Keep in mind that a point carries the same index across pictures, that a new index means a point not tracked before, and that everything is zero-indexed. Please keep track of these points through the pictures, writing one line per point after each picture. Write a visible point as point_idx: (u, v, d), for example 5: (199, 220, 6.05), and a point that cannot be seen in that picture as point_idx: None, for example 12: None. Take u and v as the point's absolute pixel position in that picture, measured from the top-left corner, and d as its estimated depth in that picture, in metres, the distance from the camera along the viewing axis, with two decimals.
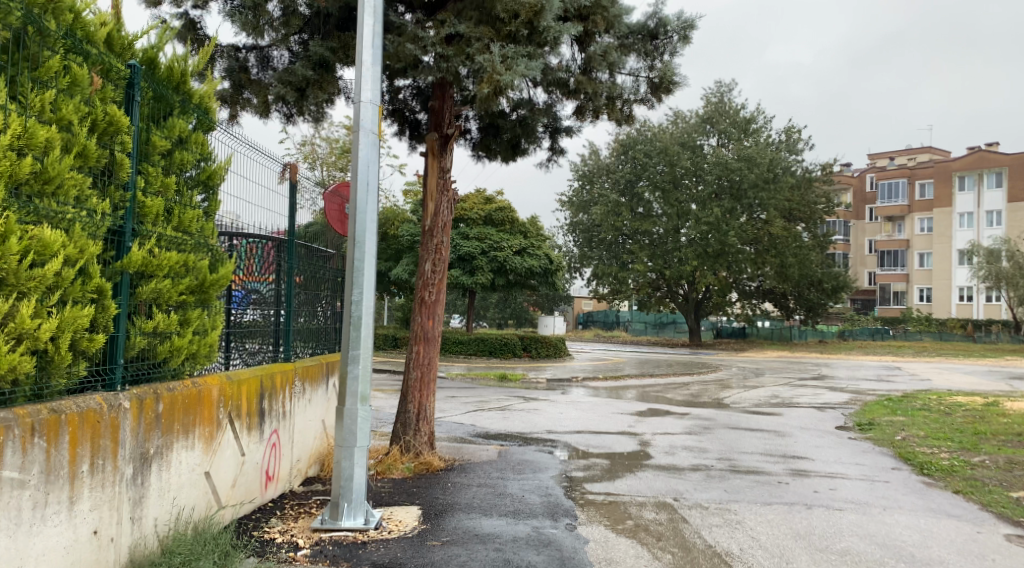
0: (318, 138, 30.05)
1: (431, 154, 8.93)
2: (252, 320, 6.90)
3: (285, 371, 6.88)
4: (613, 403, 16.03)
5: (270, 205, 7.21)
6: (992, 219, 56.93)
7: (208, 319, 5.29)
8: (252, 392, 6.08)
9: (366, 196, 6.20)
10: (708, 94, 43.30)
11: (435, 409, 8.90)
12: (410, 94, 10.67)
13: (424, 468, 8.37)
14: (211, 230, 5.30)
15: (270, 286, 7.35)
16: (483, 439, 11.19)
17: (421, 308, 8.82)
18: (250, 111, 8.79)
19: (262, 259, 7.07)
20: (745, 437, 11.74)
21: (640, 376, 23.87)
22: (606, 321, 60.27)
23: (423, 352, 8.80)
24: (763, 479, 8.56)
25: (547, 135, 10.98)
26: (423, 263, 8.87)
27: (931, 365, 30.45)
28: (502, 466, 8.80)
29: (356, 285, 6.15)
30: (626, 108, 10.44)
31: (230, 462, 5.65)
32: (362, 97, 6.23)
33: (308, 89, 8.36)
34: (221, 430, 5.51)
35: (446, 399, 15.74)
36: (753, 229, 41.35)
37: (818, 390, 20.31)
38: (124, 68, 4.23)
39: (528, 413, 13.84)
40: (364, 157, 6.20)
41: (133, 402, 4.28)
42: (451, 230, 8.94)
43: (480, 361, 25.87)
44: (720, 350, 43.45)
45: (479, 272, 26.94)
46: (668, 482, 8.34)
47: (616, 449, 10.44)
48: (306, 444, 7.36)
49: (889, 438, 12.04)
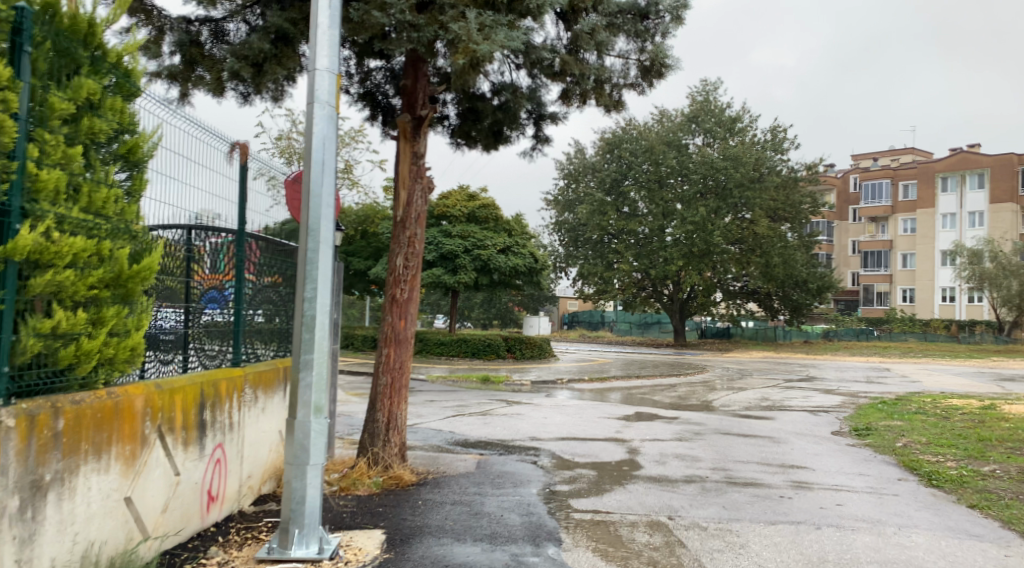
0: (296, 133, 29.14)
1: (402, 137, 8.14)
2: (195, 322, 6.15)
3: (232, 377, 6.09)
4: (599, 407, 15.30)
5: (224, 195, 6.51)
6: (974, 220, 57.05)
7: (132, 317, 4.52)
8: (188, 402, 5.31)
9: (320, 175, 5.45)
10: (694, 93, 42.84)
11: (406, 417, 8.12)
12: (383, 76, 9.89)
13: (393, 483, 7.61)
14: (135, 213, 4.54)
15: (225, 286, 6.60)
16: (460, 448, 10.43)
17: (392, 307, 8.04)
18: (203, 89, 7.92)
19: (213, 259, 6.41)
20: (738, 444, 11.05)
21: (626, 377, 23.19)
22: (590, 322, 59.64)
23: (393, 356, 8.02)
24: (764, 493, 7.85)
25: (531, 122, 10.25)
26: (394, 259, 8.08)
27: (919, 367, 29.92)
28: (480, 479, 8.04)
29: (309, 279, 5.39)
30: (615, 93, 9.74)
31: (159, 484, 4.89)
32: (318, 65, 5.47)
33: (266, 64, 7.58)
34: (148, 448, 4.75)
35: (424, 403, 14.96)
36: (737, 229, 40.92)
37: (809, 392, 19.70)
38: (6, 10, 3.65)
39: (510, 418, 13.09)
40: (318, 131, 5.44)
41: (19, 420, 3.66)
42: (425, 222, 8.16)
43: (462, 363, 25.10)
44: (705, 351, 42.83)
45: (462, 272, 26.12)
46: (662, 497, 7.61)
47: (604, 458, 9.71)
48: (258, 459, 6.58)
49: (890, 445, 11.37)
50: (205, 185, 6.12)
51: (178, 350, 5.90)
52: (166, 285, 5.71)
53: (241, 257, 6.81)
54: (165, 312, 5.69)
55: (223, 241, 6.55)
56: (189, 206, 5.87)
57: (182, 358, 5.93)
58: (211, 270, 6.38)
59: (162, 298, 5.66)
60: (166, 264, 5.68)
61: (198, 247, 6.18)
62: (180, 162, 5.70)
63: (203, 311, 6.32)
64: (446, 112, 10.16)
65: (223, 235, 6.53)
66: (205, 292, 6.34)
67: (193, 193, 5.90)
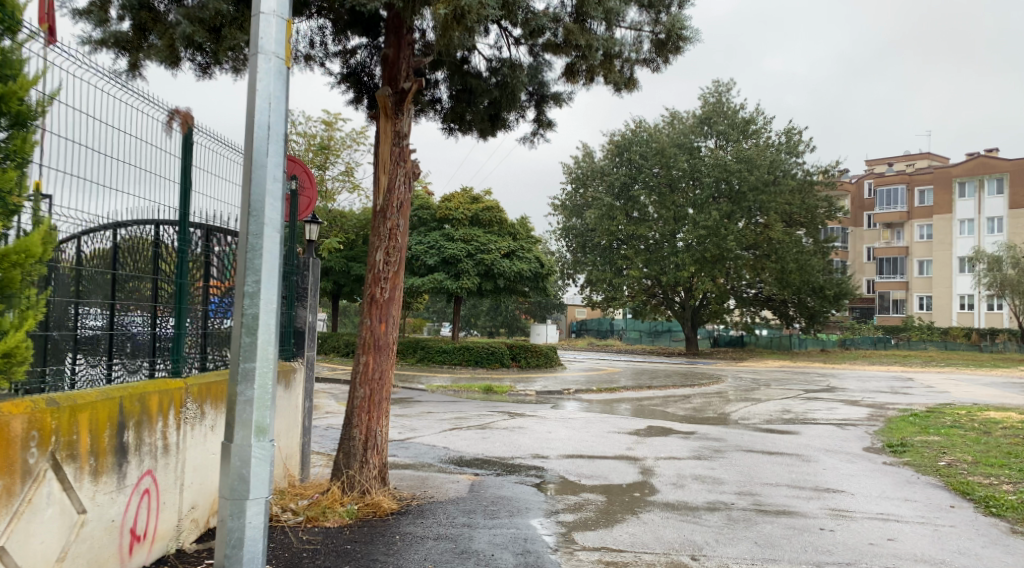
0: (295, 135, 28.34)
1: (382, 115, 7.14)
2: (142, 324, 5.44)
3: (165, 390, 5.08)
4: (608, 420, 14.21)
5: (160, 174, 5.57)
6: (993, 225, 55.78)
7: (10, 315, 3.57)
8: (101, 422, 4.30)
9: (266, 142, 4.45)
10: (706, 94, 41.95)
11: (386, 436, 7.10)
12: (367, 53, 8.96)
13: (371, 512, 6.62)
14: (11, 179, 3.57)
15: (165, 282, 5.69)
16: (453, 467, 9.38)
17: (371, 309, 7.04)
18: (156, 60, 6.98)
19: (155, 256, 5.54)
20: (763, 463, 9.96)
21: (637, 387, 22.10)
22: (600, 330, 58.47)
23: (372, 364, 7.00)
24: (800, 525, 6.78)
25: (532, 104, 9.27)
26: (373, 253, 7.08)
27: (943, 376, 28.64)
28: (471, 507, 7.01)
29: (252, 270, 4.39)
30: (626, 70, 8.73)
31: (51, 527, 3.86)
32: (263, 8, 4.46)
33: (224, 29, 6.65)
34: (37, 481, 3.75)
35: (419, 415, 13.90)
36: (752, 234, 39.82)
37: (833, 404, 18.55)
38: None
39: (512, 432, 12.01)
40: (264, 89, 4.45)
41: None
42: (409, 212, 7.16)
43: (464, 372, 24.04)
44: (719, 359, 41.61)
45: (465, 277, 25.10)
46: (682, 530, 6.55)
47: (614, 480, 8.65)
48: (204, 486, 5.59)
49: (932, 464, 10.24)
50: (156, 167, 5.42)
51: (106, 355, 5.07)
52: (133, 288, 5.30)
53: (186, 251, 5.95)
54: (136, 314, 5.35)
55: (165, 233, 5.68)
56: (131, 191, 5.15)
57: (149, 364, 5.53)
58: (147, 263, 5.47)
59: (129, 300, 5.24)
60: (128, 262, 5.23)
61: (163, 243, 5.63)
62: (109, 135, 4.88)
63: (139, 313, 5.40)
64: (438, 94, 9.19)
65: (165, 225, 5.66)
66: (143, 289, 5.44)
67: (147, 176, 5.30)
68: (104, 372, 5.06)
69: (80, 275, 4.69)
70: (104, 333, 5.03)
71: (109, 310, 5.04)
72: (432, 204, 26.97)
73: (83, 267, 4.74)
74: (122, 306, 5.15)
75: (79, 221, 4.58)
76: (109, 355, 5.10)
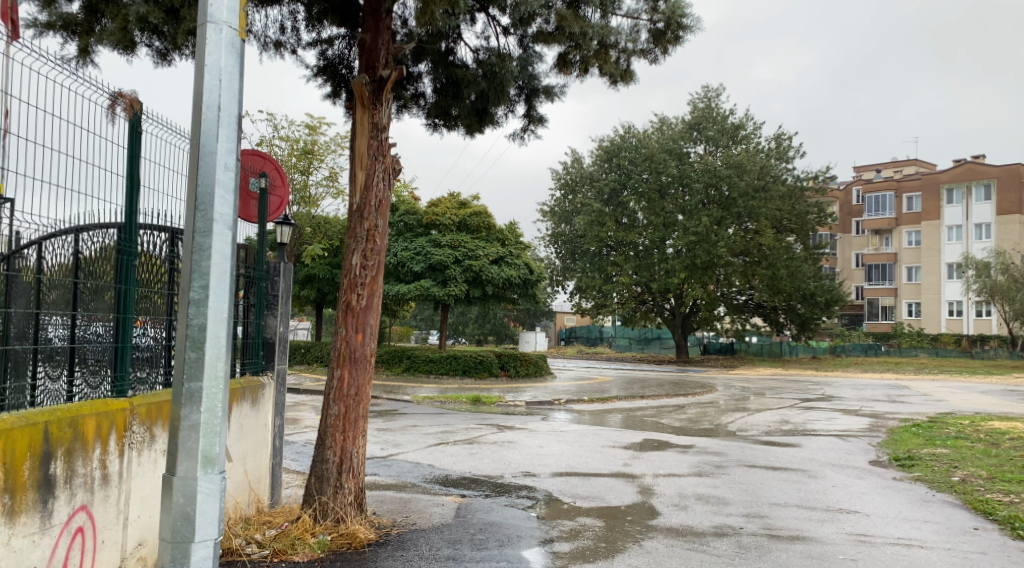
0: (278, 140, 27.69)
1: (359, 105, 6.53)
2: (102, 333, 5.05)
3: (105, 412, 4.44)
4: (601, 433, 13.62)
5: (110, 167, 5.06)
6: (981, 232, 55.59)
7: None
8: (18, 453, 3.73)
9: (216, 124, 3.83)
10: (695, 100, 41.61)
11: (363, 458, 6.47)
12: (344, 44, 8.36)
13: (346, 544, 6.04)
14: None
15: (116, 289, 5.17)
16: (438, 487, 8.75)
17: (347, 318, 6.41)
18: (107, 45, 6.34)
19: (104, 261, 5.02)
20: (768, 479, 9.38)
21: (630, 397, 21.52)
22: (589, 338, 57.88)
23: (347, 379, 6.38)
24: (819, 554, 6.20)
25: (522, 99, 8.67)
26: (349, 256, 6.48)
27: (937, 384, 28.21)
28: (457, 536, 6.39)
29: (198, 272, 3.76)
30: (623, 61, 8.12)
31: None
32: None
33: (183, 11, 6.06)
34: None
35: (404, 429, 13.23)
36: (741, 240, 39.38)
37: (831, 414, 18.00)
38: None
39: (501, 447, 11.37)
40: (214, 64, 3.83)
41: None
42: (388, 212, 6.56)
43: (451, 382, 23.40)
44: (710, 367, 41.10)
45: (453, 283, 24.46)
46: (690, 561, 5.95)
47: (611, 501, 8.04)
48: (154, 521, 4.94)
49: (945, 480, 9.70)
50: (105, 160, 4.99)
51: (67, 366, 4.75)
52: (94, 292, 4.95)
53: (134, 253, 5.36)
54: (98, 324, 4.99)
55: (111, 237, 5.10)
56: (93, 193, 4.84)
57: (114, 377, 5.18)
58: (97, 269, 4.97)
59: (93, 308, 4.93)
60: (90, 271, 4.92)
61: (126, 246, 5.26)
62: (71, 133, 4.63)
63: (94, 322, 4.96)
64: (422, 89, 8.62)
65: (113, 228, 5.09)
66: (99, 297, 4.99)
67: (100, 170, 4.93)
68: (65, 386, 4.76)
69: (42, 285, 4.45)
70: (67, 346, 4.73)
71: (70, 316, 4.71)
72: (419, 209, 26.33)
73: (45, 277, 4.50)
74: (85, 317, 4.86)
75: (45, 225, 4.39)
76: (71, 367, 4.76)
